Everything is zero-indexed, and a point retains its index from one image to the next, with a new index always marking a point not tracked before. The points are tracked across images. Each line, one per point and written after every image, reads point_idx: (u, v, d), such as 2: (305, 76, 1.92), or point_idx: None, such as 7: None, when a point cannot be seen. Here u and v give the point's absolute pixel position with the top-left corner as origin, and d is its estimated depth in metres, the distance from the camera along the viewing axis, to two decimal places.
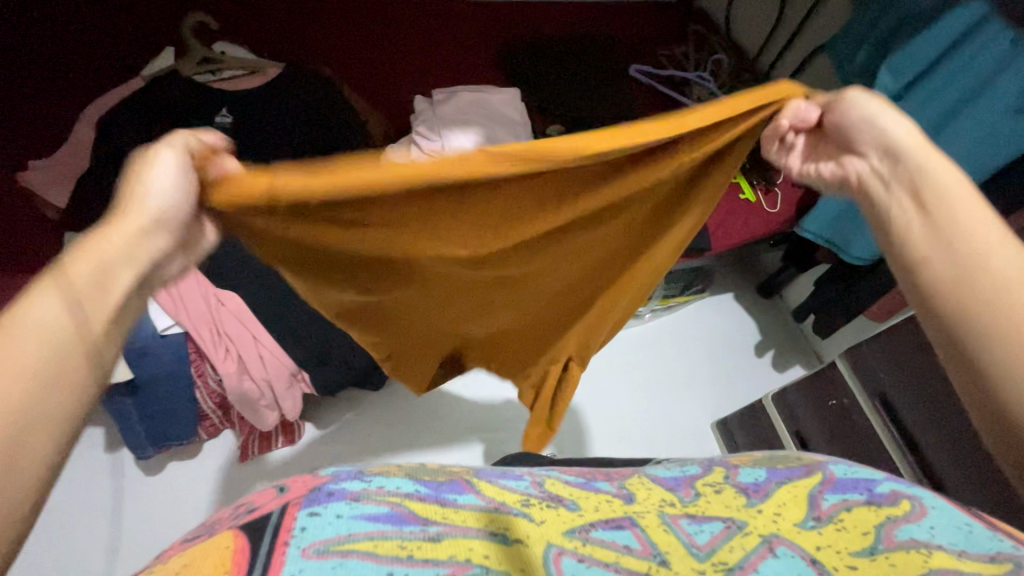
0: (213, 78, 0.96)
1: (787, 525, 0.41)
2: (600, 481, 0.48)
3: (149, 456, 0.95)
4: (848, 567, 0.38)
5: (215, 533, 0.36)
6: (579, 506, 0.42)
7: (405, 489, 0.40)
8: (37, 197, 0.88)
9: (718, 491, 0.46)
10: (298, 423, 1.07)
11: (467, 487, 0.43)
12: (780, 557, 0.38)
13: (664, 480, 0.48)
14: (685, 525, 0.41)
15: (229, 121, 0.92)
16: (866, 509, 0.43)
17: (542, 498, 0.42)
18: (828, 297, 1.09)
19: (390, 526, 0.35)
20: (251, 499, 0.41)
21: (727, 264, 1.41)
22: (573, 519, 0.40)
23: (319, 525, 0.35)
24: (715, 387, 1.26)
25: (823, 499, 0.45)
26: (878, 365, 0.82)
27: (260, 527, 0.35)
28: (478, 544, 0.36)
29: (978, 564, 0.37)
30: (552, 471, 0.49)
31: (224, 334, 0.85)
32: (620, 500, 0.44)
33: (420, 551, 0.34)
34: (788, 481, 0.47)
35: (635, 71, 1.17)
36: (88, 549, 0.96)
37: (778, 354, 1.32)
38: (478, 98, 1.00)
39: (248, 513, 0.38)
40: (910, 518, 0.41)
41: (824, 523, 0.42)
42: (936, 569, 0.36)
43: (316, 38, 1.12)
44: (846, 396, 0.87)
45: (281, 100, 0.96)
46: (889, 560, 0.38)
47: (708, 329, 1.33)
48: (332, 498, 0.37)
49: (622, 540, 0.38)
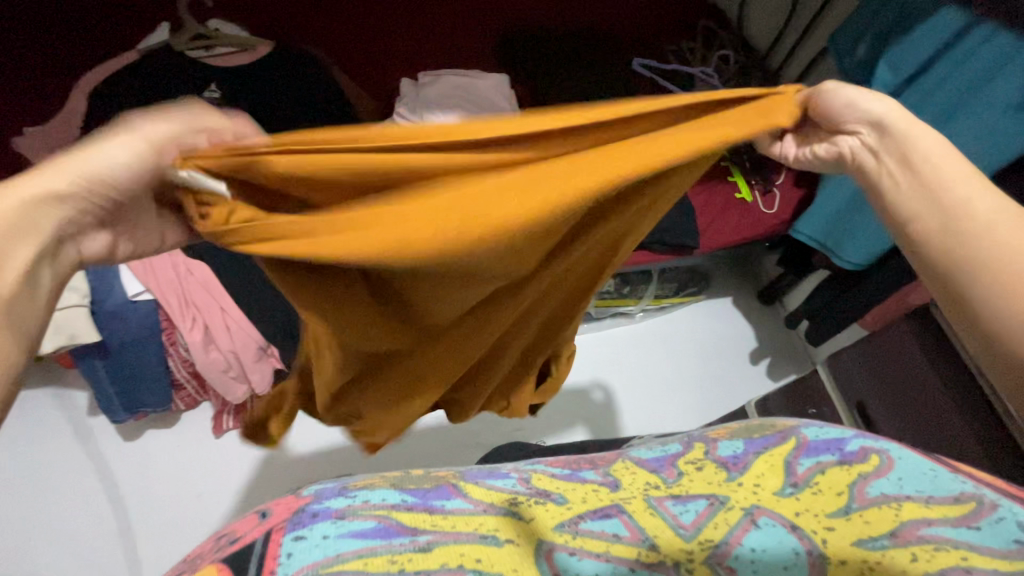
0: (205, 54, 0.94)
1: (767, 495, 0.41)
2: (585, 469, 0.46)
3: (123, 420, 0.92)
4: (826, 529, 0.38)
5: (198, 567, 0.35)
6: (566, 499, 0.41)
7: (391, 499, 0.39)
8: (28, 162, 0.85)
9: (700, 469, 0.44)
10: None
11: (454, 490, 0.41)
12: (763, 528, 0.38)
13: (647, 462, 0.46)
14: (671, 507, 0.40)
15: (216, 96, 0.91)
16: (838, 469, 0.42)
17: (530, 495, 0.41)
18: (824, 303, 1.09)
19: (380, 541, 0.35)
20: (232, 528, 0.40)
21: (722, 267, 1.41)
22: (561, 513, 0.39)
23: (305, 549, 0.34)
24: (705, 389, 1.27)
25: (799, 464, 0.43)
26: (859, 375, 0.82)
27: (246, 558, 0.34)
28: (470, 547, 0.35)
29: (942, 510, 0.38)
30: (536, 463, 0.47)
31: (191, 303, 0.82)
32: (606, 488, 0.42)
33: (412, 563, 0.33)
34: (765, 449, 0.45)
35: (638, 65, 1.17)
36: (73, 539, 0.95)
37: (772, 363, 1.32)
38: (465, 82, 0.98)
39: (231, 545, 0.36)
40: (880, 473, 0.41)
41: (801, 488, 0.41)
42: (907, 521, 0.38)
43: (312, 17, 1.10)
44: (823, 405, 0.85)
45: (276, 78, 0.95)
46: (863, 518, 0.38)
47: (700, 331, 1.33)
48: (316, 518, 0.36)
49: (612, 529, 0.38)
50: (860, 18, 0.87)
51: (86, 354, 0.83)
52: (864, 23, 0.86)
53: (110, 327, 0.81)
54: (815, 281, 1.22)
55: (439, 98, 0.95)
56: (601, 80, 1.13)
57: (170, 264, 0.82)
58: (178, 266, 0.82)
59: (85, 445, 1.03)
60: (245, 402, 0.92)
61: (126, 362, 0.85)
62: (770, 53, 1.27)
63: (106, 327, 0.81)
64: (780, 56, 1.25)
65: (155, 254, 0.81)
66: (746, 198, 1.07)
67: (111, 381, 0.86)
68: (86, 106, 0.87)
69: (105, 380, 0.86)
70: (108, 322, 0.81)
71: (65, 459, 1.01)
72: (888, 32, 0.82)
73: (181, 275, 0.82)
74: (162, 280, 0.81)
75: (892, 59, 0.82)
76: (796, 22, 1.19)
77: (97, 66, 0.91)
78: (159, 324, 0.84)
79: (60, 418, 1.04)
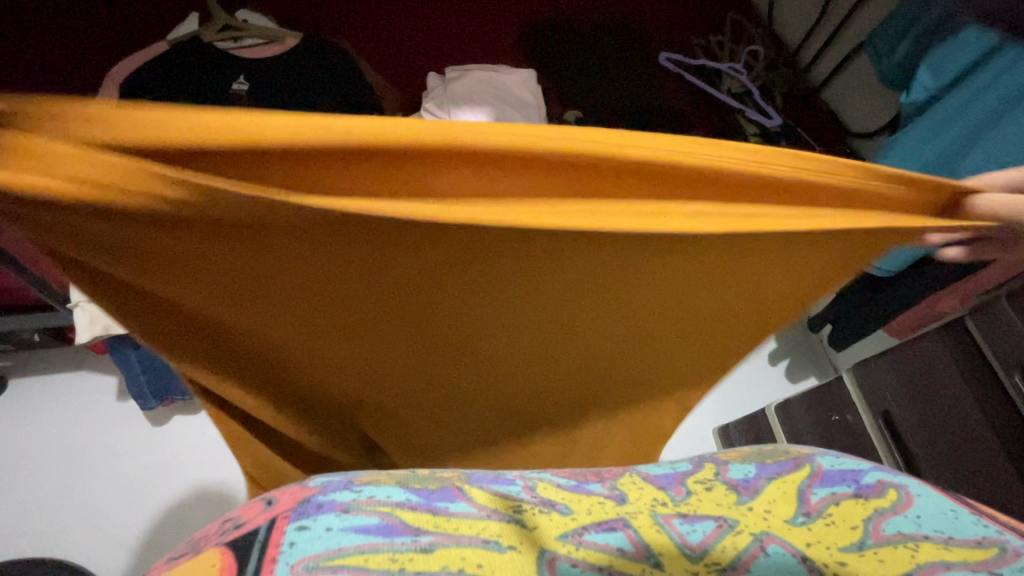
0: (232, 45, 0.94)
1: (777, 522, 0.38)
2: (590, 481, 0.43)
3: (151, 406, 0.94)
4: (839, 563, 0.35)
5: (202, 551, 0.34)
6: (571, 509, 0.39)
7: (395, 497, 0.37)
8: None
9: (710, 489, 0.42)
10: None
11: (459, 493, 0.39)
12: (772, 556, 0.36)
13: (656, 477, 0.44)
14: (677, 526, 0.38)
15: (244, 89, 0.92)
16: (853, 502, 0.39)
17: (535, 503, 0.39)
18: (850, 308, 1.07)
19: (381, 539, 0.33)
20: (238, 512, 0.38)
21: None
22: (564, 524, 0.37)
23: (307, 539, 0.33)
24: (723, 390, 1.26)
25: (812, 493, 0.41)
26: (886, 383, 0.81)
27: (248, 545, 0.33)
28: (471, 551, 0.34)
29: (965, 554, 0.35)
30: (544, 472, 0.45)
31: None
32: (611, 501, 0.40)
33: (412, 563, 0.32)
34: (778, 475, 0.43)
35: (664, 59, 1.15)
36: (104, 520, 0.99)
37: (792, 365, 1.31)
38: (491, 77, 0.97)
39: (235, 529, 0.35)
40: (897, 509, 0.38)
41: (814, 518, 0.38)
42: (924, 564, 0.34)
43: (340, 9, 1.11)
44: (849, 413, 0.87)
45: (303, 69, 0.94)
46: (878, 555, 0.35)
47: None
48: (321, 509, 0.35)
49: (615, 543, 0.36)
50: (902, 17, 0.85)
51: (117, 342, 0.85)
52: (908, 23, 0.85)
53: None
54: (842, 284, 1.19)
55: (463, 92, 0.94)
56: (628, 76, 1.11)
57: None
58: None
59: (114, 429, 1.06)
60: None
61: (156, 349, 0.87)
62: (801, 49, 1.24)
63: None
64: (812, 50, 1.22)
65: None
66: None
67: (142, 369, 0.89)
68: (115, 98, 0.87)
69: (137, 368, 0.89)
70: None
71: (95, 443, 1.04)
72: (929, 34, 0.81)
73: None
74: None
75: (934, 65, 0.80)
76: (830, 18, 1.16)
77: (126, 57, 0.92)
78: None
79: (90, 401, 1.07)
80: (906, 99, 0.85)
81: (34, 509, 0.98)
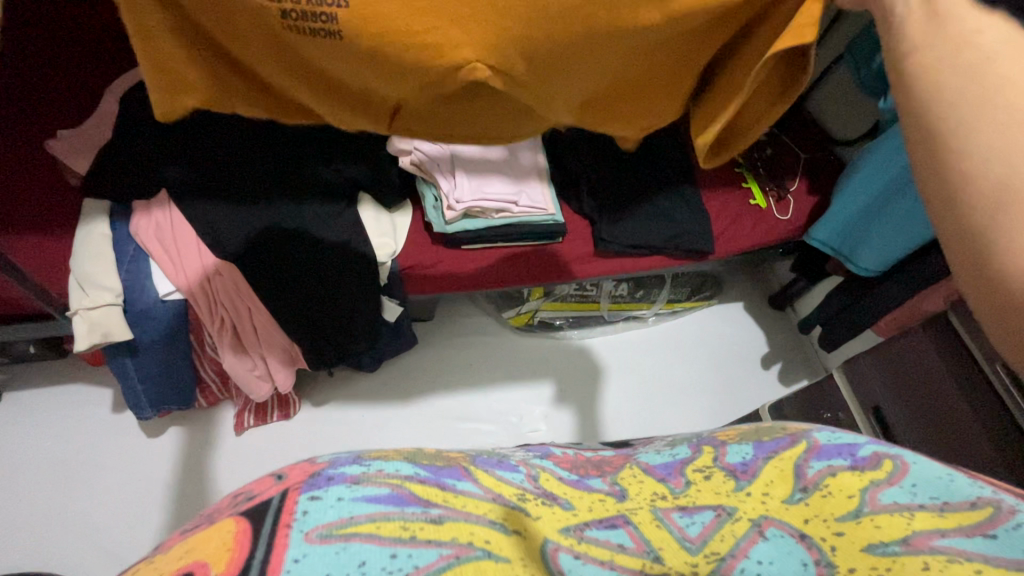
0: None
1: (776, 505, 0.39)
2: (591, 476, 0.44)
3: (147, 417, 0.97)
4: (836, 535, 0.36)
5: (216, 521, 0.35)
6: (573, 504, 0.40)
7: (404, 471, 0.39)
8: (59, 163, 0.86)
9: (708, 477, 0.42)
10: (293, 397, 1.11)
11: (466, 472, 0.41)
12: (770, 540, 0.37)
13: (655, 469, 0.44)
14: (677, 519, 0.39)
15: None
16: (849, 474, 0.40)
17: (538, 495, 0.40)
18: (834, 309, 1.10)
19: (392, 508, 0.35)
20: (249, 486, 0.39)
21: (738, 273, 1.42)
22: (567, 518, 0.38)
23: (320, 509, 0.34)
24: (717, 394, 1.28)
25: (809, 467, 0.42)
26: (873, 379, 0.84)
27: (263, 512, 0.35)
28: (479, 527, 0.35)
29: (956, 519, 0.36)
30: (546, 459, 0.46)
31: (218, 304, 0.88)
32: (613, 498, 0.41)
33: (423, 531, 0.34)
34: (774, 454, 0.44)
35: None
36: (97, 533, 0.98)
37: (784, 368, 1.33)
38: None
39: (248, 501, 0.37)
40: (893, 480, 0.39)
41: (810, 492, 0.40)
42: (919, 531, 0.35)
43: None
44: (841, 410, 0.88)
45: None
46: (874, 522, 0.37)
47: (712, 335, 1.35)
48: (332, 481, 0.37)
49: (616, 539, 0.37)
50: None
51: (115, 351, 0.88)
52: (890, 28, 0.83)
53: (141, 324, 0.87)
54: (829, 286, 1.22)
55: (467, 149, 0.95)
56: None
57: (200, 267, 0.86)
58: (207, 268, 0.86)
59: (110, 440, 1.05)
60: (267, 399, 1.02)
61: (154, 358, 0.90)
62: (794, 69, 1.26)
63: (137, 325, 0.86)
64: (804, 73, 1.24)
65: (186, 256, 0.85)
66: (760, 204, 1.10)
67: (139, 378, 0.92)
68: (116, 112, 0.87)
69: (133, 378, 0.92)
70: (137, 319, 0.85)
71: (90, 456, 1.04)
72: None
73: (210, 277, 0.86)
74: (190, 283, 0.86)
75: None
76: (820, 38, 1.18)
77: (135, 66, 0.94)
78: (188, 321, 0.91)
79: (85, 413, 1.06)
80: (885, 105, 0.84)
81: (27, 522, 0.97)
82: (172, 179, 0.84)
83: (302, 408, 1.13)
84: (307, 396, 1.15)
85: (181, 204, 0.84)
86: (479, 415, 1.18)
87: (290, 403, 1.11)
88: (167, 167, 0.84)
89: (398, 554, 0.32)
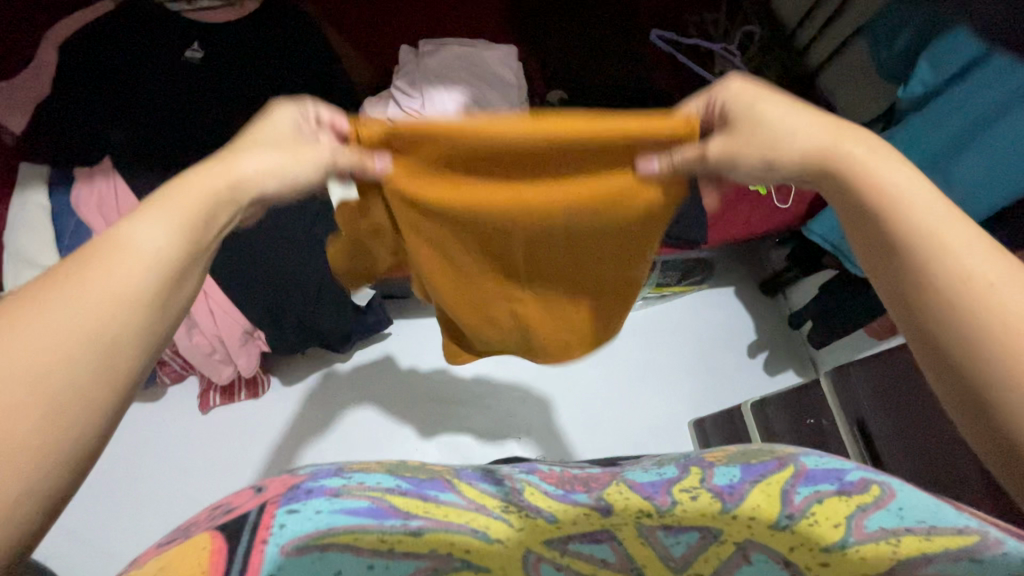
0: (187, 7, 0.98)
1: (761, 528, 0.38)
2: (578, 490, 0.42)
3: None
4: (821, 566, 0.35)
5: (192, 535, 0.33)
6: (557, 515, 0.38)
7: (385, 483, 0.38)
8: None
9: (694, 496, 0.41)
10: (262, 376, 1.10)
11: (448, 485, 0.40)
12: (756, 564, 0.36)
13: (641, 485, 0.43)
14: (663, 538, 0.37)
15: (196, 56, 0.95)
16: (836, 499, 0.39)
17: (520, 505, 0.39)
18: (826, 306, 1.08)
19: (371, 520, 0.34)
20: (228, 498, 0.38)
21: (731, 259, 1.40)
22: (551, 530, 0.37)
23: (298, 521, 0.33)
24: (702, 384, 1.28)
25: (796, 492, 0.40)
26: (862, 392, 0.83)
27: (238, 528, 0.33)
28: (459, 537, 0.35)
29: (943, 543, 0.35)
30: (532, 475, 0.44)
31: None
32: (597, 512, 0.39)
33: (401, 543, 0.33)
34: (762, 478, 0.42)
35: (655, 36, 1.18)
36: (81, 524, 1.02)
37: (772, 358, 1.33)
38: (468, 52, 0.98)
39: (225, 513, 0.35)
40: (880, 504, 0.38)
41: (797, 519, 0.38)
42: (907, 560, 0.34)
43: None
44: (825, 418, 0.88)
45: (272, 44, 0.97)
46: (861, 554, 0.35)
47: (701, 322, 1.34)
48: (311, 493, 0.35)
49: (599, 553, 0.36)
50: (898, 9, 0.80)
51: None
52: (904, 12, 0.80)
53: None
54: (823, 279, 1.21)
55: (438, 67, 0.97)
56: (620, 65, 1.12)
57: None
58: None
59: None
60: (231, 380, 1.02)
61: None
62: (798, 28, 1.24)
63: None
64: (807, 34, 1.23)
65: None
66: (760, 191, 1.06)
67: None
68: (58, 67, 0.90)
69: None
70: None
71: None
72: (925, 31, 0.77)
73: None
74: None
75: (936, 56, 0.74)
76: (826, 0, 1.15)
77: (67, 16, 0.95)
78: None
79: None
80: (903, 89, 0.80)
81: None
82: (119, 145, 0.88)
83: (273, 386, 1.13)
84: (276, 373, 1.14)
85: (122, 172, 0.87)
86: (458, 398, 1.17)
87: (258, 384, 1.10)
88: (112, 132, 0.88)
89: (374, 565, 0.32)
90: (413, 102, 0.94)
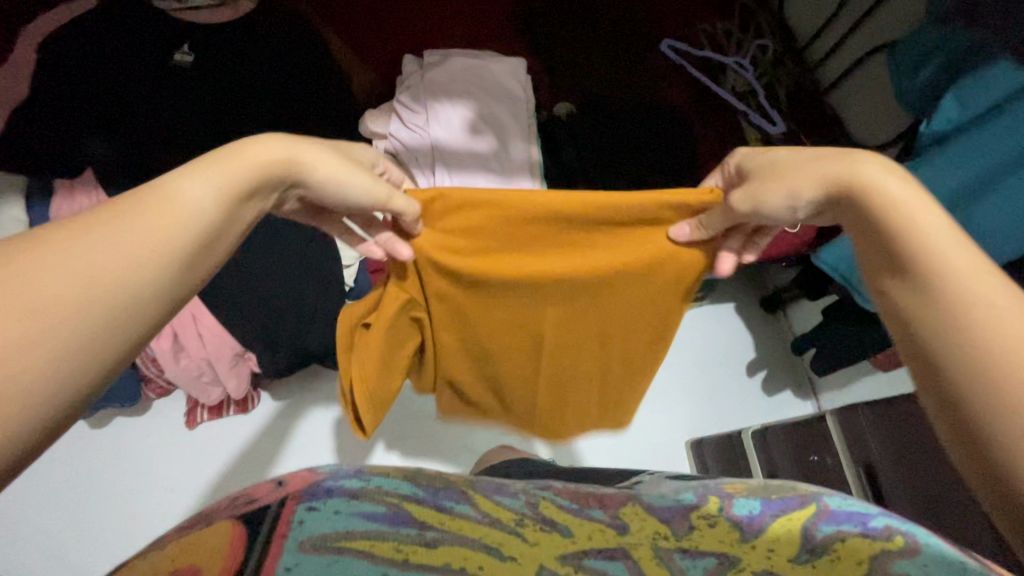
0: (178, 5, 0.99)
1: (781, 562, 0.38)
2: (592, 506, 0.43)
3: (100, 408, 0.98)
4: None
5: (212, 522, 0.34)
6: (572, 531, 0.39)
7: (402, 490, 0.38)
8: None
9: (712, 525, 0.41)
10: (252, 394, 1.12)
11: (463, 496, 0.40)
12: None
13: (657, 509, 0.43)
14: (679, 559, 0.38)
15: (187, 58, 0.95)
16: (860, 540, 0.38)
17: (536, 519, 0.39)
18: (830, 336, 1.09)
19: (388, 527, 0.34)
20: (246, 490, 0.38)
21: (737, 276, 1.39)
22: (565, 545, 0.37)
23: (318, 519, 0.34)
24: (701, 405, 1.28)
25: (819, 530, 0.39)
26: (871, 436, 0.84)
27: (260, 520, 0.33)
28: (475, 553, 0.35)
29: None
30: (548, 490, 0.44)
31: None
32: (613, 530, 0.40)
33: (416, 555, 0.33)
34: (782, 513, 0.41)
35: (666, 46, 1.20)
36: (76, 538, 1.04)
37: (770, 376, 1.33)
38: (476, 67, 1.00)
39: (246, 505, 0.35)
40: (907, 553, 0.36)
41: (818, 555, 0.38)
42: None
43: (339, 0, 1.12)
44: (829, 456, 0.89)
45: (277, 48, 0.99)
46: None
47: (703, 342, 1.34)
48: (331, 493, 0.35)
49: (615, 570, 0.36)
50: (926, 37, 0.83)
51: None
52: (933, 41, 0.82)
53: None
54: (826, 304, 1.22)
55: (444, 81, 0.98)
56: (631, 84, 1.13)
57: None
58: None
59: None
60: (217, 402, 1.04)
61: None
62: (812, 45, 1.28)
63: None
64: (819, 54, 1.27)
65: None
66: None
67: None
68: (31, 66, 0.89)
69: None
70: None
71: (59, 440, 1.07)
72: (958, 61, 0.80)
73: None
74: None
75: (963, 95, 0.77)
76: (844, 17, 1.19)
77: (42, 15, 0.94)
78: None
79: None
80: (925, 128, 0.82)
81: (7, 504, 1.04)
82: (99, 157, 0.87)
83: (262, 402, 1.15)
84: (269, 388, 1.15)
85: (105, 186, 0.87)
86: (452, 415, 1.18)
87: (249, 400, 1.12)
88: (92, 143, 0.87)
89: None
90: (415, 116, 0.96)
